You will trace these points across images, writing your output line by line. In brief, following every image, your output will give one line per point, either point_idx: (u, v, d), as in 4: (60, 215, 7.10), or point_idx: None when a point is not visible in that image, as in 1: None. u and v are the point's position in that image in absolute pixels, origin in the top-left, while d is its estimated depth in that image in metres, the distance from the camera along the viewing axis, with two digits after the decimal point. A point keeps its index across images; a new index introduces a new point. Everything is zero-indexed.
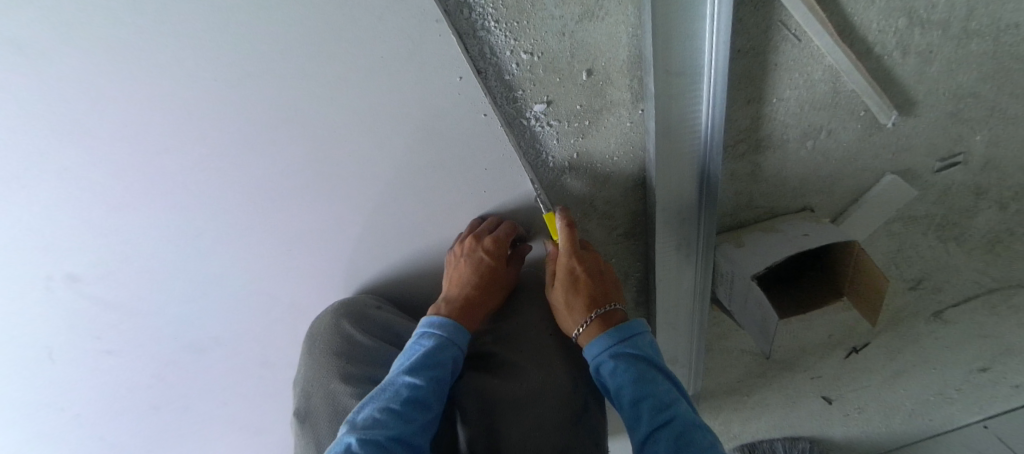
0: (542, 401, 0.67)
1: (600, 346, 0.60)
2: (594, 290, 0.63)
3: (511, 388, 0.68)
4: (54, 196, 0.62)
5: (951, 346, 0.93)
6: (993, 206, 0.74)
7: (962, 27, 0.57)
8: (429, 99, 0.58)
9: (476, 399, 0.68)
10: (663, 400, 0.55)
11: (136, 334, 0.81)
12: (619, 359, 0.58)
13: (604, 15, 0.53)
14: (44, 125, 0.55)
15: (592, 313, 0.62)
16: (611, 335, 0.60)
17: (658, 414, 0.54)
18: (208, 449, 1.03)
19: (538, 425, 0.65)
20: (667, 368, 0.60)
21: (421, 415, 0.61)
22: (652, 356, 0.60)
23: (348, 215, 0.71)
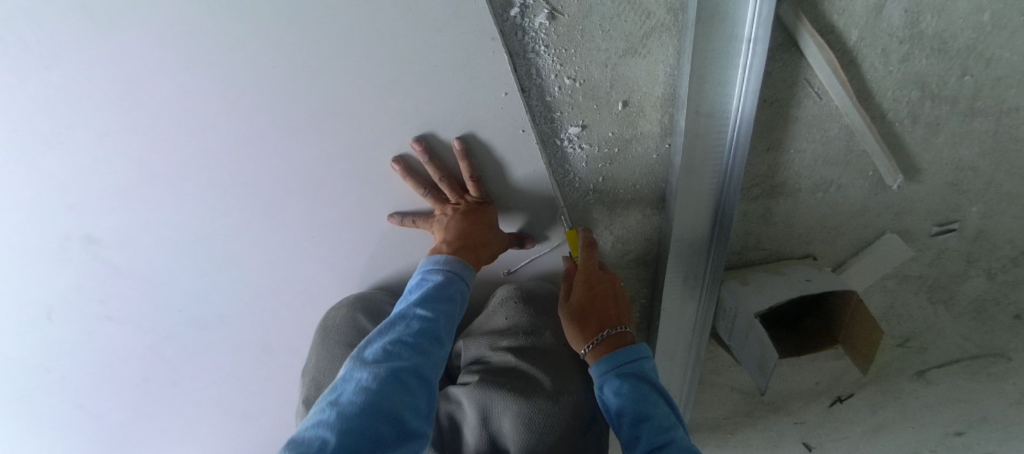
0: (555, 413, 0.66)
1: (605, 364, 0.59)
2: (607, 307, 0.62)
3: (526, 388, 0.67)
4: (93, 157, 0.63)
5: (932, 408, 0.96)
6: (982, 275, 0.78)
7: (968, 105, 0.63)
8: (471, 110, 0.61)
9: (492, 403, 0.66)
10: (663, 423, 0.53)
11: (140, 302, 0.81)
12: (622, 379, 0.57)
13: (646, 53, 0.57)
14: (101, 86, 0.57)
15: (603, 331, 0.61)
16: (615, 354, 0.59)
17: (656, 436, 0.52)
18: (187, 431, 1.01)
19: (550, 428, 0.65)
20: (667, 391, 0.58)
21: (434, 349, 0.55)
22: (654, 379, 0.58)
23: (371, 212, 0.72)
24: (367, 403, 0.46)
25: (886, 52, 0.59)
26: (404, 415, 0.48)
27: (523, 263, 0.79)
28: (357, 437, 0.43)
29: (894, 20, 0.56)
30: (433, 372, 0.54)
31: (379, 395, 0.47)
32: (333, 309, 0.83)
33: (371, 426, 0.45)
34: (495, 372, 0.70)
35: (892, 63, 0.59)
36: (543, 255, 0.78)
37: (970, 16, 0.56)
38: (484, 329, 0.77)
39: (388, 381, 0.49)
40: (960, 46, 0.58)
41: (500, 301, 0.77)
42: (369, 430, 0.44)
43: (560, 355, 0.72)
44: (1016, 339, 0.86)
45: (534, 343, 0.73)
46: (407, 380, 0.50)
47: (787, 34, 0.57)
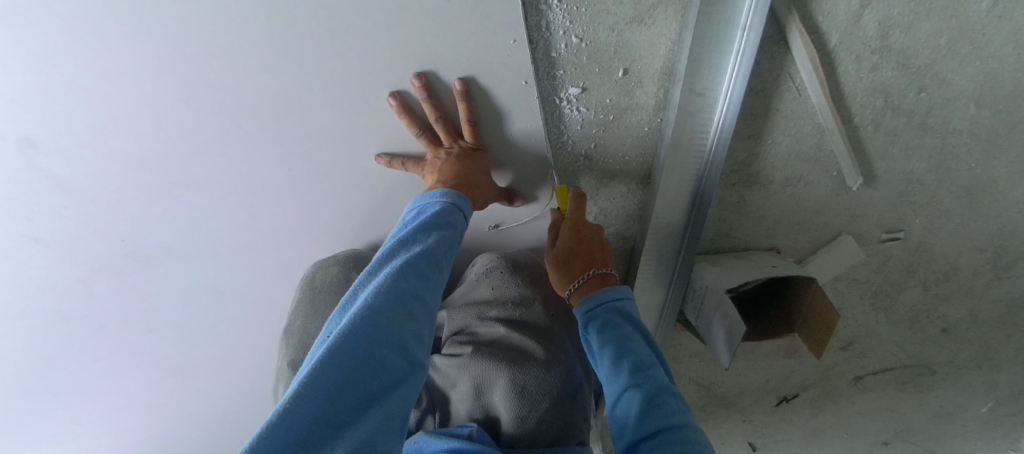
0: (544, 381, 0.65)
1: (591, 302, 0.64)
2: (593, 252, 0.67)
3: (515, 357, 0.66)
4: (47, 46, 0.54)
5: (864, 413, 1.03)
6: (918, 285, 0.86)
7: (921, 121, 0.70)
8: (479, 54, 0.61)
9: (483, 374, 0.65)
10: (643, 360, 0.57)
11: (73, 228, 0.72)
12: (607, 318, 0.62)
13: (650, 24, 0.59)
14: None
15: (589, 271, 0.66)
16: (600, 294, 0.64)
17: (636, 372, 0.56)
18: (113, 383, 0.91)
19: (542, 396, 0.64)
20: (649, 334, 0.62)
21: (435, 273, 0.53)
22: (637, 321, 0.63)
23: (358, 152, 0.70)
24: (362, 321, 0.44)
25: (860, 59, 0.64)
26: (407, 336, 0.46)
27: (510, 222, 0.80)
28: (350, 353, 0.42)
29: (869, 30, 0.62)
30: (429, 298, 0.51)
31: (376, 314, 0.45)
32: (321, 266, 0.80)
33: (366, 343, 0.43)
34: (482, 342, 0.69)
35: (863, 71, 0.65)
36: (528, 218, 0.80)
37: (930, 39, 0.62)
38: (468, 300, 0.75)
39: (391, 301, 0.47)
40: (920, 64, 0.65)
41: (483, 272, 0.75)
42: (364, 347, 0.42)
43: (540, 321, 0.71)
44: (942, 352, 0.94)
45: (521, 312, 0.72)
46: (410, 301, 0.48)
47: (778, 27, 0.61)
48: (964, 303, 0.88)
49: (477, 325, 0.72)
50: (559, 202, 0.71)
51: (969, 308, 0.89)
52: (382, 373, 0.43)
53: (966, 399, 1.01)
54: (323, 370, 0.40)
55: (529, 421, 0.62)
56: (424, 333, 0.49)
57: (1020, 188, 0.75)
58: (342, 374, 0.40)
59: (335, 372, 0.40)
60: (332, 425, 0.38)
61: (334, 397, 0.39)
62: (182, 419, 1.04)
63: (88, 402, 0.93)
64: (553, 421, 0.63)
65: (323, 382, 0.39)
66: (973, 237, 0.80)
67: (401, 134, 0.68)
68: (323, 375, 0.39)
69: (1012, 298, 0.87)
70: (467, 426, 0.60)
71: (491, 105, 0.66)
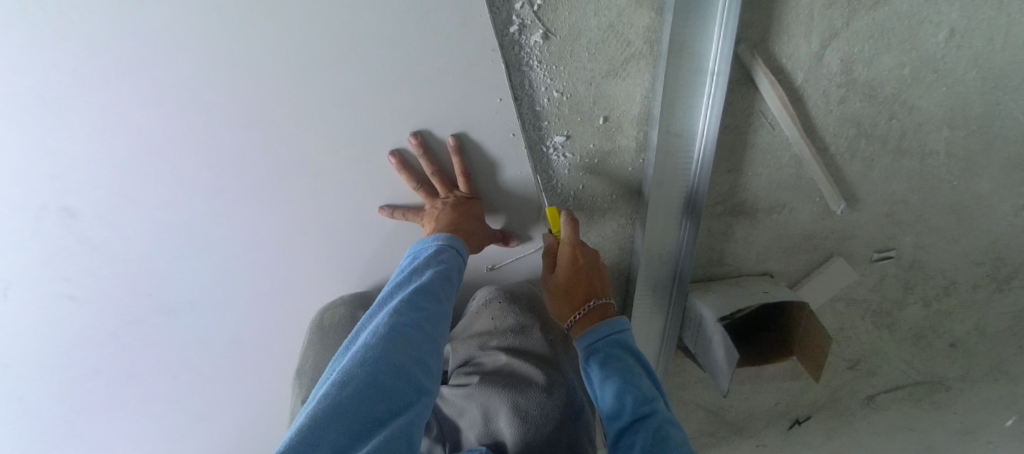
0: (547, 405, 0.67)
1: (594, 336, 0.67)
2: (593, 280, 0.69)
3: (517, 384, 0.68)
4: (88, 128, 0.63)
5: (880, 432, 1.02)
6: (918, 302, 0.87)
7: (896, 145, 0.73)
8: (470, 112, 0.67)
9: (489, 402, 0.67)
10: (647, 393, 0.60)
11: (112, 284, 0.79)
12: (610, 351, 0.65)
13: (625, 76, 0.65)
14: (113, 60, 0.58)
15: (590, 302, 0.69)
16: (603, 328, 0.67)
17: (641, 406, 0.58)
18: (142, 429, 0.97)
19: (546, 420, 0.65)
20: (649, 366, 0.65)
21: (432, 304, 0.57)
22: (636, 352, 0.66)
23: (365, 205, 0.76)
24: (361, 357, 0.49)
25: (827, 93, 0.68)
26: (402, 367, 0.50)
27: (507, 261, 0.84)
28: (347, 389, 0.46)
29: (833, 67, 0.66)
30: (427, 327, 0.55)
31: (373, 348, 0.50)
32: (330, 306, 0.86)
33: (365, 375, 0.47)
34: (487, 372, 0.71)
35: (832, 103, 0.69)
36: (525, 256, 0.84)
37: (892, 70, 0.67)
38: (470, 332, 0.77)
39: (386, 336, 0.51)
40: (886, 93, 0.69)
41: (482, 304, 0.76)
42: (363, 379, 0.47)
43: (541, 350, 0.73)
44: (953, 367, 0.93)
45: (521, 340, 0.74)
46: (405, 333, 0.52)
47: (744, 70, 0.66)
48: (968, 318, 0.88)
49: (480, 356, 0.74)
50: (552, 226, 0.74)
51: (974, 322, 0.89)
52: (378, 403, 0.47)
53: (986, 415, 0.99)
54: (327, 404, 0.45)
55: (534, 444, 0.64)
56: (427, 361, 0.53)
57: (1006, 202, 0.77)
58: (342, 405, 0.45)
59: (336, 404, 0.45)
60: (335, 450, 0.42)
61: (336, 425, 0.44)
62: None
63: (114, 448, 0.98)
64: (558, 442, 0.65)
65: (325, 414, 0.44)
66: (966, 252, 0.82)
67: (401, 187, 0.74)
68: (325, 408, 0.44)
69: (1016, 310, 0.87)
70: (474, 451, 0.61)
71: (483, 156, 0.71)
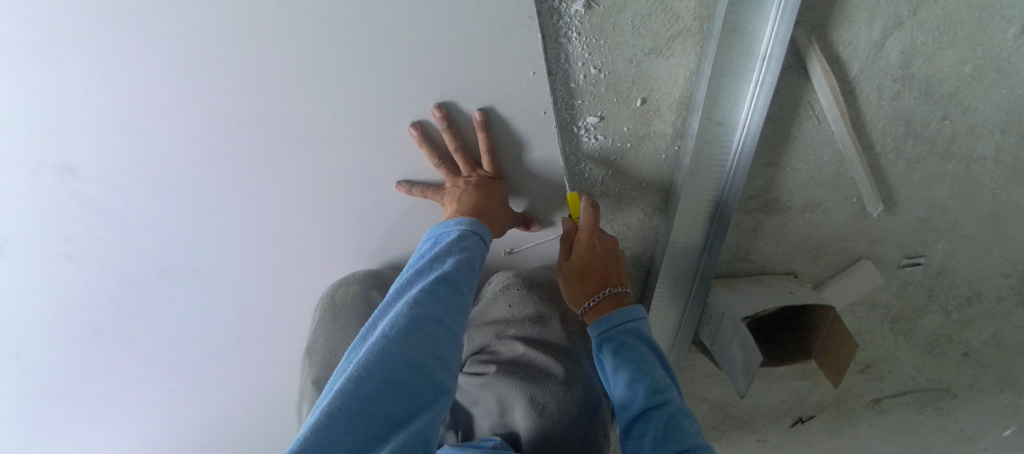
0: (564, 399, 0.65)
1: (606, 324, 0.62)
2: (609, 268, 0.65)
3: (534, 375, 0.66)
4: (86, 80, 0.57)
5: (881, 434, 1.02)
6: (939, 310, 0.85)
7: (944, 148, 0.68)
8: (500, 85, 0.62)
9: (505, 393, 0.66)
10: (660, 383, 0.57)
11: (108, 246, 0.74)
12: (622, 340, 0.61)
13: (669, 55, 0.60)
14: (107, 5, 0.51)
15: (604, 290, 0.64)
16: (616, 317, 0.62)
17: (654, 396, 0.56)
18: (141, 395, 0.94)
19: (563, 415, 0.64)
20: (662, 353, 0.62)
21: (454, 296, 0.53)
22: (649, 339, 0.62)
23: (380, 178, 0.71)
24: (380, 350, 0.46)
25: (881, 87, 0.63)
26: (423, 363, 0.47)
27: (527, 246, 0.81)
28: (364, 386, 0.43)
29: (891, 59, 0.61)
30: (448, 319, 0.52)
31: (392, 342, 0.46)
32: (340, 284, 0.82)
33: (383, 371, 0.44)
34: (502, 361, 0.69)
35: (884, 98, 0.64)
36: (545, 242, 0.81)
37: (954, 67, 0.61)
38: (486, 319, 0.75)
39: (405, 328, 0.48)
40: (943, 91, 0.64)
41: (500, 290, 0.75)
42: (382, 375, 0.44)
43: (560, 340, 0.71)
44: (963, 376, 0.93)
45: (539, 330, 0.71)
46: (426, 326, 0.49)
47: (798, 57, 0.61)
48: (986, 328, 0.87)
49: (497, 344, 0.72)
50: (571, 210, 0.69)
51: (991, 333, 0.87)
52: (396, 401, 0.44)
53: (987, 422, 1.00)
54: (343, 401, 0.42)
55: (550, 438, 0.62)
56: (448, 356, 0.50)
57: None
58: (360, 403, 0.42)
59: (352, 402, 0.42)
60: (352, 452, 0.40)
61: (353, 424, 0.41)
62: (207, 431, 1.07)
63: (112, 412, 0.95)
64: (574, 437, 0.63)
65: (341, 413, 0.41)
66: (996, 263, 0.79)
67: (420, 162, 0.69)
68: (342, 405, 0.41)
69: None
70: (489, 440, 0.60)
71: (510, 134, 0.67)
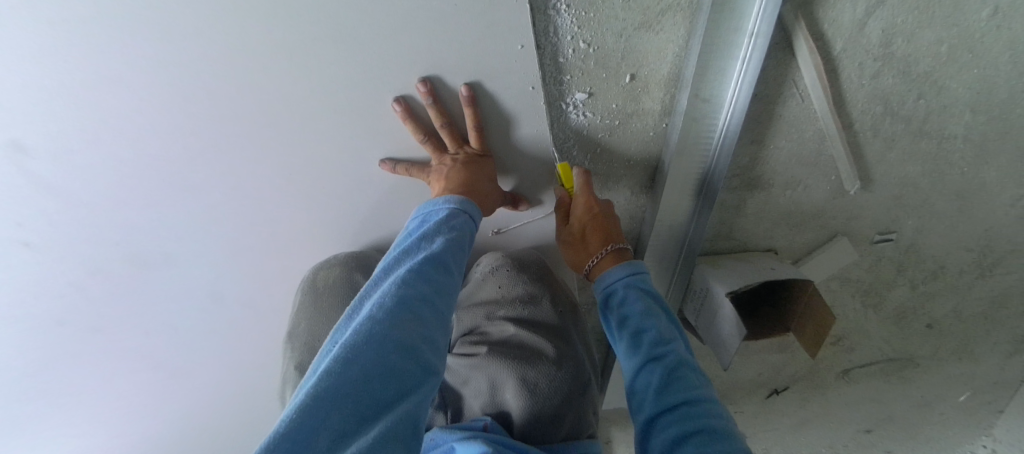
0: (554, 378, 0.65)
1: (611, 280, 0.65)
2: (608, 227, 0.66)
3: (525, 354, 0.67)
4: (33, 50, 0.52)
5: (848, 402, 1.08)
6: (906, 284, 0.89)
7: (918, 126, 0.70)
8: (487, 59, 0.60)
9: (495, 373, 0.66)
10: (662, 335, 0.59)
11: (68, 231, 0.69)
12: (627, 293, 0.63)
13: (659, 30, 0.58)
14: None
15: (608, 246, 0.66)
16: (620, 271, 0.65)
17: (656, 348, 0.58)
18: (111, 386, 0.90)
19: (554, 394, 0.64)
20: (667, 307, 0.64)
21: (443, 277, 0.52)
22: (655, 294, 0.64)
23: (362, 155, 0.69)
24: (367, 331, 0.44)
25: (862, 66, 0.64)
26: (412, 343, 0.46)
27: (514, 226, 0.80)
28: (353, 363, 0.42)
29: (873, 37, 0.61)
30: (438, 300, 0.50)
31: (380, 323, 0.45)
32: (322, 267, 0.80)
33: (371, 351, 0.43)
34: (493, 341, 0.70)
35: (864, 77, 0.65)
36: (534, 222, 0.81)
37: (931, 46, 0.62)
38: (475, 300, 0.76)
39: (395, 307, 0.47)
40: (919, 71, 0.65)
41: (489, 271, 0.75)
42: (372, 354, 0.43)
43: (551, 318, 0.72)
44: (924, 346, 0.99)
45: (529, 311, 0.72)
46: (415, 307, 0.48)
47: (785, 33, 0.61)
48: (949, 300, 0.92)
49: (487, 325, 0.72)
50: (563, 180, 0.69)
51: (952, 305, 0.92)
52: (386, 379, 0.43)
53: (944, 387, 1.08)
54: (330, 382, 0.40)
55: (541, 417, 0.62)
56: (436, 338, 0.49)
57: (1008, 191, 0.77)
58: (348, 384, 0.40)
59: (340, 383, 0.40)
60: (340, 433, 0.38)
61: (341, 404, 0.39)
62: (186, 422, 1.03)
63: (84, 404, 0.91)
64: (564, 417, 0.63)
65: (327, 394, 0.39)
66: (960, 238, 0.83)
67: (405, 139, 0.67)
68: (329, 386, 0.40)
69: (993, 295, 0.91)
70: (480, 420, 0.60)
71: (497, 110, 0.65)
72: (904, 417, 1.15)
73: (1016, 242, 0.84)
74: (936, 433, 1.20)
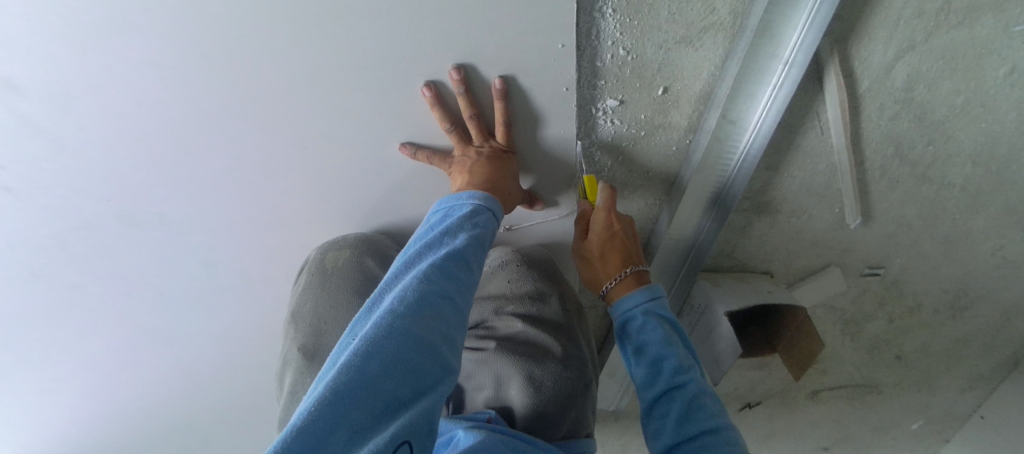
0: (559, 377, 0.66)
1: (628, 304, 0.67)
2: (630, 247, 0.68)
3: (531, 350, 0.67)
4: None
5: (813, 419, 1.15)
6: (884, 317, 0.94)
7: (923, 171, 0.72)
8: (523, 54, 0.58)
9: (503, 369, 0.66)
10: (682, 364, 0.61)
11: (54, 181, 0.65)
12: (644, 320, 0.65)
13: (698, 46, 0.58)
14: None
15: (627, 269, 0.68)
16: (637, 296, 0.66)
17: (676, 378, 0.61)
18: (83, 347, 0.86)
19: (558, 393, 0.64)
20: (683, 332, 0.66)
21: (463, 273, 0.52)
22: (671, 319, 0.66)
23: (381, 135, 0.66)
24: (388, 325, 0.43)
25: (883, 107, 0.65)
26: (432, 341, 0.45)
27: (527, 224, 0.80)
28: (373, 359, 0.41)
29: (898, 81, 0.62)
30: (457, 296, 0.50)
31: (401, 317, 0.44)
32: (331, 246, 0.78)
33: (392, 347, 0.42)
34: (500, 337, 0.70)
35: (883, 119, 0.66)
36: (546, 221, 0.80)
37: (948, 97, 0.64)
38: (484, 293, 0.77)
39: (416, 303, 0.46)
40: (934, 119, 0.66)
41: (499, 265, 0.77)
42: (392, 351, 0.42)
43: (557, 316, 0.73)
44: (891, 374, 1.05)
45: (537, 308, 0.73)
46: (436, 303, 0.47)
47: (817, 66, 0.61)
48: (919, 336, 0.97)
49: (494, 320, 0.73)
50: (587, 193, 0.69)
51: (921, 340, 0.98)
52: (406, 378, 0.42)
53: (901, 414, 1.15)
54: (350, 376, 0.39)
55: (544, 414, 0.62)
56: (454, 335, 0.48)
57: (991, 240, 0.81)
58: (368, 380, 0.39)
59: (359, 378, 0.39)
60: (357, 430, 0.37)
61: (360, 400, 0.38)
62: (158, 393, 0.98)
63: (52, 364, 0.86)
64: (566, 419, 0.63)
65: (347, 389, 0.38)
66: (940, 279, 0.87)
67: (428, 125, 0.66)
68: (349, 380, 0.39)
69: (959, 334, 0.97)
70: (485, 413, 0.60)
71: (527, 107, 0.64)
72: (861, 437, 1.22)
73: (989, 288, 0.88)
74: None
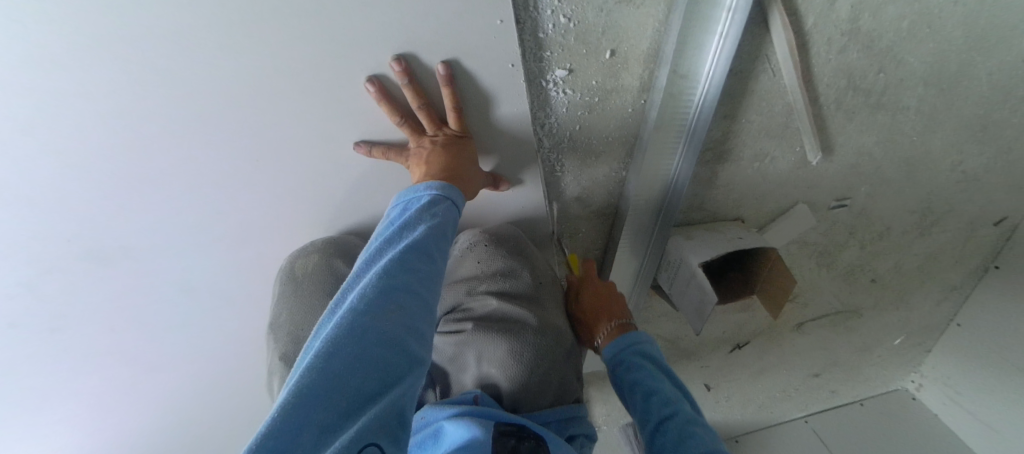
0: (538, 346, 0.67)
1: (617, 348, 0.72)
2: (612, 306, 0.77)
3: (507, 325, 0.69)
4: None
5: (801, 350, 1.20)
6: (857, 245, 0.97)
7: (877, 99, 0.72)
8: (464, 35, 0.57)
9: (483, 347, 0.67)
10: (668, 396, 0.64)
11: (11, 230, 0.64)
12: (631, 361, 0.70)
13: (639, 4, 0.57)
14: None
15: (612, 322, 0.75)
16: (622, 341, 0.72)
17: (665, 408, 0.63)
18: (78, 387, 0.86)
19: (538, 364, 0.66)
20: (672, 373, 0.70)
21: (425, 264, 0.52)
22: (659, 362, 0.71)
23: (334, 137, 0.65)
24: (349, 324, 0.44)
25: (830, 41, 0.64)
26: (397, 335, 0.45)
27: (496, 204, 0.81)
28: (337, 360, 0.41)
29: (842, 13, 0.62)
30: (422, 289, 0.50)
31: (362, 315, 0.45)
32: (299, 254, 0.78)
33: (355, 345, 0.42)
34: (476, 317, 0.71)
35: (832, 52, 0.66)
36: (512, 196, 0.81)
37: (893, 21, 0.63)
38: (457, 276, 0.77)
39: (377, 300, 0.46)
40: (882, 46, 0.66)
41: (468, 247, 0.77)
42: (355, 349, 0.42)
43: (534, 291, 0.74)
44: (869, 297, 1.09)
45: (511, 283, 0.73)
46: (399, 298, 0.47)
47: (761, 9, 0.60)
48: (892, 257, 1.01)
49: (469, 301, 0.74)
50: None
51: (895, 260, 1.01)
52: (372, 375, 0.42)
53: (882, 333, 1.20)
54: (313, 378, 0.39)
55: (527, 384, 0.65)
56: (421, 327, 0.48)
57: (950, 157, 0.83)
58: (332, 379, 0.40)
59: (322, 378, 0.40)
60: (325, 428, 0.38)
61: (327, 399, 0.39)
62: (161, 419, 1.00)
63: (51, 408, 0.87)
64: (551, 386, 0.67)
65: (310, 390, 0.39)
66: (906, 201, 0.90)
67: (378, 121, 0.65)
68: (313, 382, 0.39)
69: (929, 251, 1.00)
70: (470, 393, 0.62)
71: (476, 88, 0.63)
72: (848, 359, 1.28)
73: (953, 203, 0.91)
74: (875, 372, 1.34)
